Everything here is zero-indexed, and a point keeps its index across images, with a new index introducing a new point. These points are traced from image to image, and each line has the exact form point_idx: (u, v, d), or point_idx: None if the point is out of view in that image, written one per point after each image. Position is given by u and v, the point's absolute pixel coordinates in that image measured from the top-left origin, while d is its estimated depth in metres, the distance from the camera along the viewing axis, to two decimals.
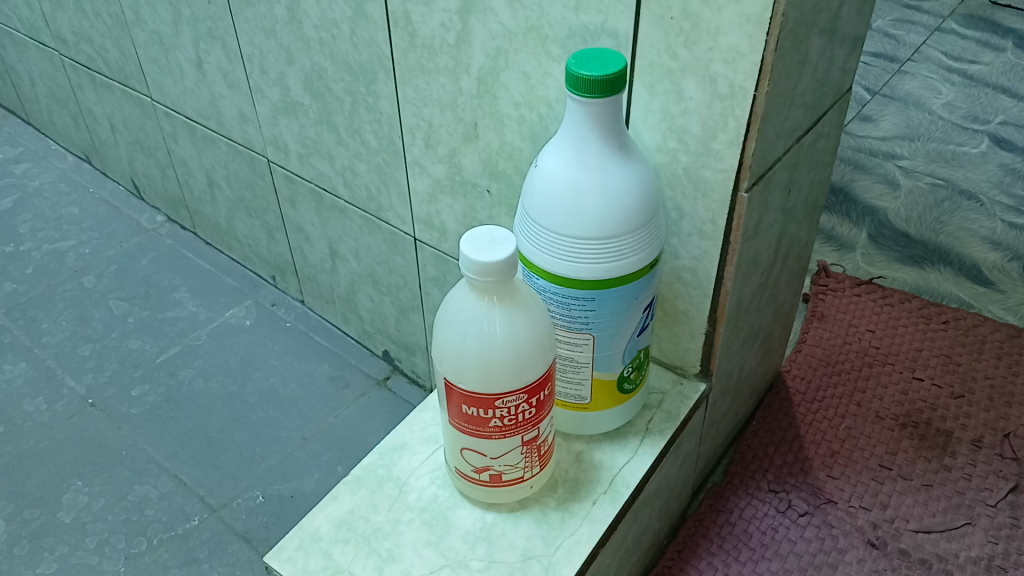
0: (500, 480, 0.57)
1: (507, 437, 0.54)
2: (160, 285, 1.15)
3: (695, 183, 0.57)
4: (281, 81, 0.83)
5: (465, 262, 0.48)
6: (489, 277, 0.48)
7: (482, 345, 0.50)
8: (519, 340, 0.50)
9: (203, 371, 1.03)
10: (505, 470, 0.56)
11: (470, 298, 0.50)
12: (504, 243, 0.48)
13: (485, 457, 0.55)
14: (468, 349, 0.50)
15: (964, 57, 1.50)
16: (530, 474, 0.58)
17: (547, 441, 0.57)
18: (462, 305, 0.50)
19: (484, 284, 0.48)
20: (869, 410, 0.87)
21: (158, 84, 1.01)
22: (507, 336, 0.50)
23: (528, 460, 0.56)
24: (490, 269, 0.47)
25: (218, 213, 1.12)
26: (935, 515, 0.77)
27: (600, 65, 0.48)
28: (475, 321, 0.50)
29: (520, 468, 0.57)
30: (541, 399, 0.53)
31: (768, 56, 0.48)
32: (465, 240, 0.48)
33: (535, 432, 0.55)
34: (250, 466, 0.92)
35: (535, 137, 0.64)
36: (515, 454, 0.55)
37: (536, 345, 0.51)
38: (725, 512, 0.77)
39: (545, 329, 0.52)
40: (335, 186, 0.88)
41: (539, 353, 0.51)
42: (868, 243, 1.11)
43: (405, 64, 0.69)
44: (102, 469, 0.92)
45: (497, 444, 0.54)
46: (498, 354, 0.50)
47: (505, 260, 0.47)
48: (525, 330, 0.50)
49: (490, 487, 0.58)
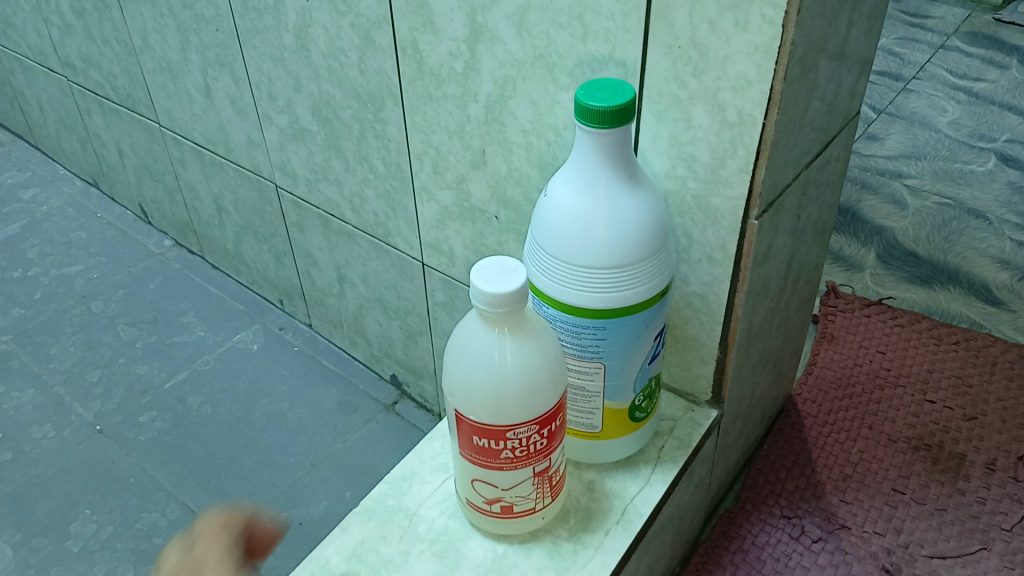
0: (510, 512, 0.57)
1: (519, 467, 0.53)
2: (168, 310, 1.15)
3: (705, 211, 0.57)
4: (289, 108, 0.83)
5: (474, 292, 0.48)
6: (499, 307, 0.47)
7: (493, 378, 0.50)
8: (532, 372, 0.50)
9: (211, 396, 1.03)
10: (516, 501, 0.56)
11: (481, 330, 0.50)
12: (515, 272, 0.48)
13: (496, 488, 0.55)
14: (479, 382, 0.50)
15: (969, 75, 1.50)
16: (542, 505, 0.57)
17: (558, 472, 0.57)
18: (471, 336, 0.50)
19: (494, 314, 0.48)
20: (881, 434, 0.86)
21: (166, 110, 1.02)
22: (520, 369, 0.50)
23: (540, 492, 0.56)
24: (501, 300, 0.47)
25: (225, 238, 1.12)
26: (950, 540, 0.77)
27: (608, 96, 0.48)
28: (485, 354, 0.50)
29: (530, 500, 0.56)
30: (554, 428, 0.53)
31: (777, 85, 0.48)
32: (474, 271, 0.48)
33: (546, 462, 0.55)
34: (258, 493, 0.92)
35: (544, 164, 0.64)
36: (527, 486, 0.55)
37: (548, 377, 0.51)
38: (737, 538, 0.77)
39: (556, 361, 0.52)
40: (343, 211, 0.88)
41: (550, 385, 0.51)
42: (877, 263, 1.10)
43: (413, 91, 0.69)
44: (111, 496, 0.92)
45: (508, 475, 0.54)
46: (510, 386, 0.50)
47: (517, 290, 0.47)
48: (537, 362, 0.50)
49: (500, 519, 0.57)
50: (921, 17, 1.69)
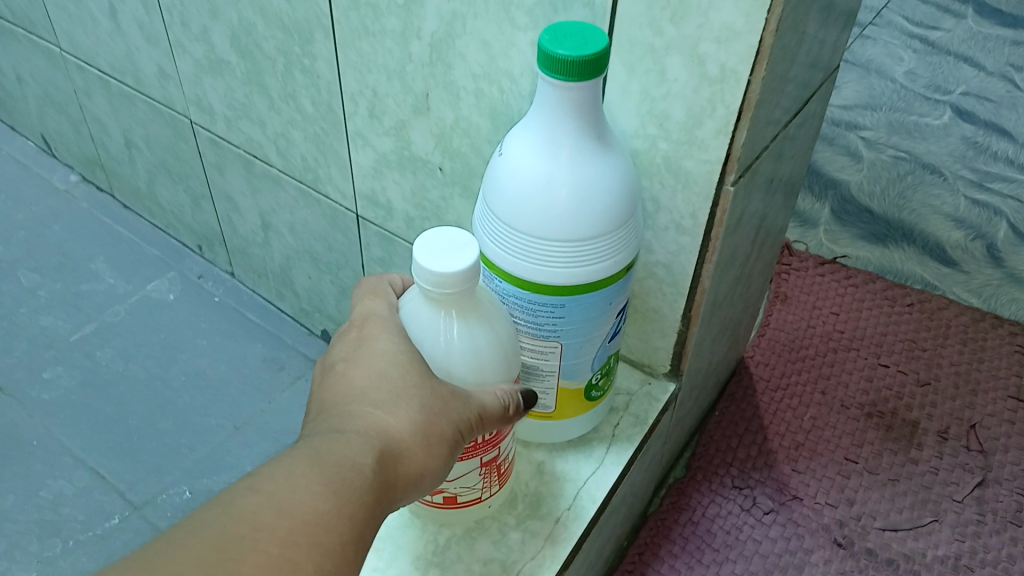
0: (454, 502, 0.52)
1: (466, 457, 0.48)
2: (74, 254, 1.05)
3: (675, 174, 0.51)
4: (206, 37, 0.74)
5: (419, 269, 0.42)
6: (449, 288, 0.41)
7: (439, 362, 0.44)
8: (483, 358, 0.44)
9: (123, 351, 0.95)
10: (460, 492, 0.51)
11: (426, 307, 0.44)
12: (466, 247, 0.42)
13: (439, 479, 0.50)
14: (423, 366, 0.44)
15: (925, 23, 1.46)
16: (487, 494, 0.53)
17: (507, 459, 0.52)
18: (415, 317, 0.44)
19: (441, 295, 0.42)
20: (834, 399, 0.84)
21: (67, 33, 0.91)
22: (470, 354, 0.44)
23: (487, 481, 0.51)
24: (449, 280, 0.41)
25: (138, 176, 1.02)
26: (902, 511, 0.75)
27: (578, 44, 0.42)
28: (431, 336, 0.44)
29: (475, 490, 0.51)
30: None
31: (767, 38, 0.43)
32: (419, 242, 0.42)
33: (495, 450, 0.50)
34: (177, 458, 0.85)
35: (494, 113, 0.57)
36: (472, 476, 0.50)
37: (500, 362, 0.45)
38: (687, 510, 0.74)
39: (511, 343, 0.46)
40: (268, 154, 0.80)
41: (503, 370, 0.46)
42: (832, 219, 1.07)
43: (346, 24, 0.61)
44: (11, 462, 0.84)
45: (453, 466, 0.48)
46: (459, 372, 0.44)
47: (468, 270, 0.41)
48: (489, 347, 0.45)
49: (441, 508, 0.52)
50: None
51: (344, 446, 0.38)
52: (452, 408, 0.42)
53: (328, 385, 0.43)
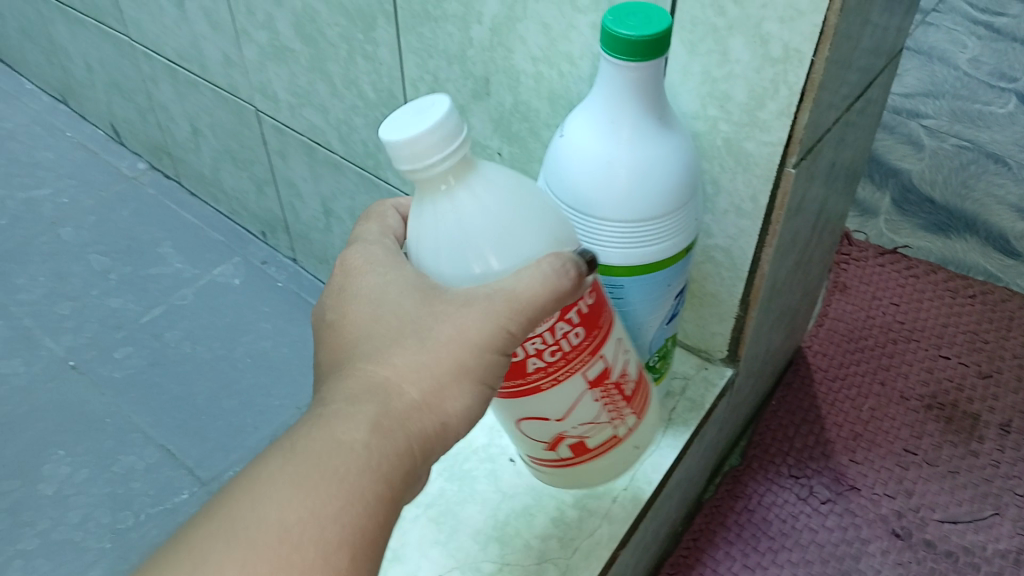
0: (581, 442, 0.48)
1: (567, 385, 0.43)
2: (143, 239, 1.08)
3: (736, 156, 0.51)
4: (270, 24, 0.75)
5: (390, 152, 0.36)
6: (429, 158, 0.35)
7: (471, 262, 0.38)
8: (515, 232, 0.38)
9: (189, 333, 0.97)
10: (585, 427, 0.46)
11: (427, 204, 0.38)
12: (437, 105, 0.36)
13: (558, 420, 0.45)
14: (456, 275, 0.38)
15: (991, 8, 1.42)
16: (616, 420, 0.48)
17: (623, 374, 0.46)
18: (425, 220, 0.38)
19: (430, 172, 0.36)
20: (894, 390, 0.82)
21: (136, 22, 0.93)
22: (499, 235, 0.37)
23: (606, 403, 0.46)
24: (424, 146, 0.35)
25: (203, 163, 1.05)
26: (962, 504, 0.73)
27: (641, 23, 0.42)
28: (449, 234, 0.38)
29: (595, 420, 0.46)
30: (589, 306, 0.41)
31: (831, 16, 0.42)
32: (382, 125, 0.36)
33: (601, 361, 0.44)
34: (240, 437, 0.88)
35: (555, 97, 0.58)
36: (589, 400, 0.45)
37: (541, 229, 0.38)
38: (743, 498, 0.73)
39: (546, 208, 0.39)
40: (330, 140, 0.81)
41: (549, 237, 0.39)
42: (892, 209, 1.05)
43: (408, 10, 0.62)
44: (84, 437, 0.87)
45: (563, 399, 0.44)
46: (494, 264, 0.38)
47: (440, 128, 0.35)
48: (518, 217, 0.38)
49: (576, 455, 0.49)
50: None
51: (331, 418, 0.37)
52: (458, 329, 0.38)
53: (329, 344, 0.41)
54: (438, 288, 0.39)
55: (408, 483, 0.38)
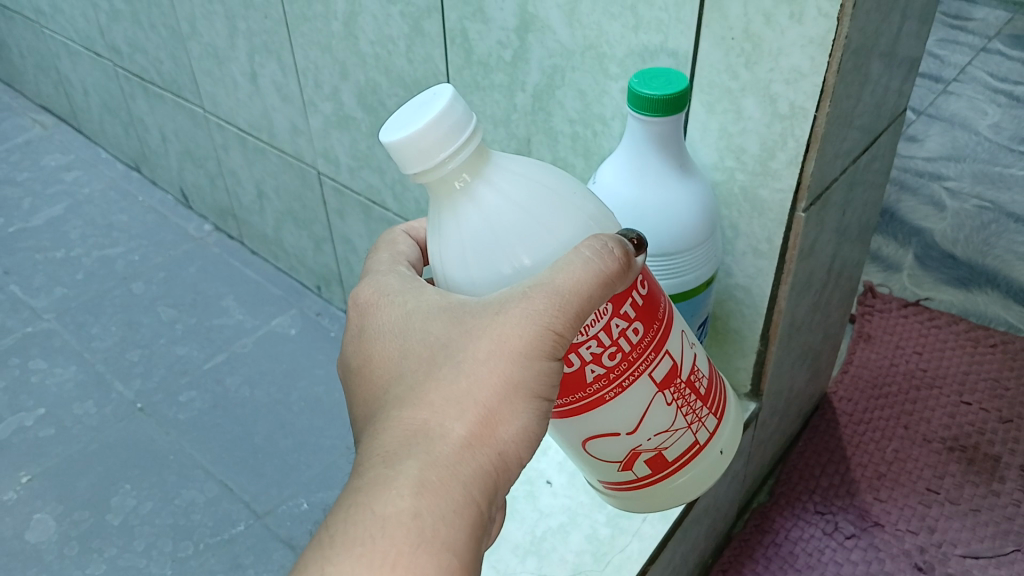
0: (659, 455, 0.47)
1: (631, 387, 0.43)
2: (207, 293, 1.17)
3: (752, 203, 0.57)
4: (335, 96, 0.84)
5: (402, 161, 0.39)
6: (437, 154, 0.39)
7: (496, 254, 0.40)
8: (536, 213, 0.40)
9: (248, 379, 1.04)
10: (657, 439, 0.46)
11: (444, 205, 0.41)
12: (435, 101, 0.40)
13: (626, 435, 0.45)
14: (485, 270, 0.41)
15: (1010, 78, 1.48)
16: (695, 424, 0.47)
17: (692, 372, 0.46)
18: (448, 227, 0.41)
19: (443, 169, 0.39)
20: (917, 433, 0.86)
21: (211, 96, 1.03)
22: (520, 220, 0.40)
23: (678, 405, 0.45)
24: (430, 141, 0.38)
25: (265, 223, 1.14)
26: (984, 541, 0.76)
27: (662, 85, 0.49)
28: (471, 230, 0.40)
29: (671, 427, 0.46)
30: (643, 299, 0.42)
31: (830, 78, 0.49)
32: (383, 133, 0.40)
33: (667, 359, 0.44)
34: (295, 474, 0.93)
35: (589, 153, 0.65)
36: (658, 404, 0.44)
37: (564, 208, 0.41)
38: (770, 532, 0.77)
39: (565, 188, 0.42)
40: (385, 199, 0.89)
41: (574, 215, 0.41)
42: (915, 265, 1.10)
43: (460, 80, 0.70)
44: (150, 472, 0.93)
45: (630, 405, 0.44)
46: (523, 251, 0.40)
47: (442, 119, 0.38)
48: (536, 198, 0.40)
49: (657, 472, 0.48)
50: (962, 20, 1.68)
51: (381, 478, 0.38)
52: (497, 348, 0.39)
53: (366, 394, 0.43)
54: (467, 309, 0.40)
55: (483, 514, 0.39)
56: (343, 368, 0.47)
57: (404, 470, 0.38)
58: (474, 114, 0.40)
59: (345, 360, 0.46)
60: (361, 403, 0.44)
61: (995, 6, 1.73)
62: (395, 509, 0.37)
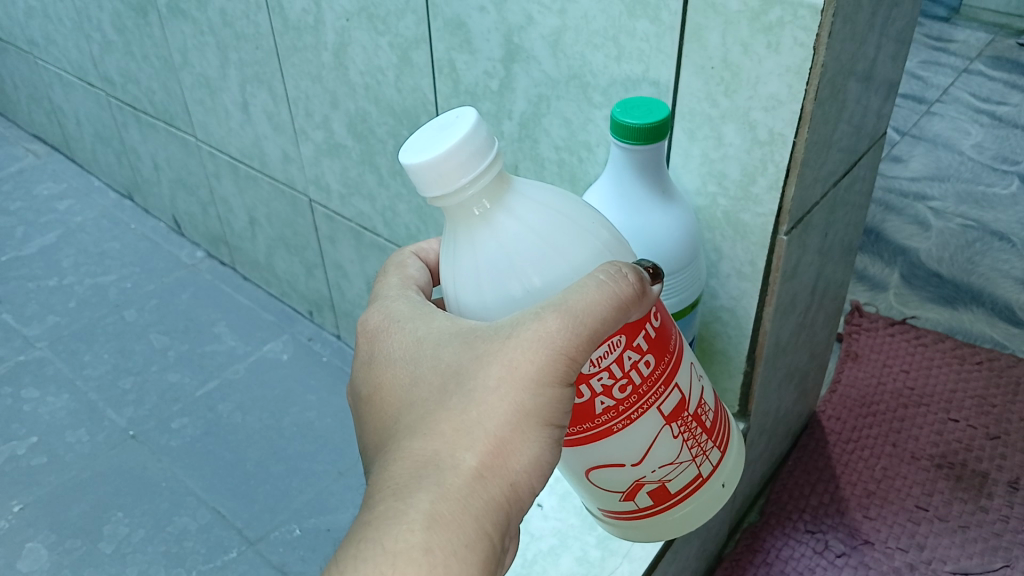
0: (663, 488, 0.46)
1: (638, 420, 0.42)
2: (200, 319, 1.17)
3: (735, 227, 0.58)
4: (326, 124, 0.85)
5: (421, 182, 0.39)
6: (456, 178, 0.39)
7: (509, 276, 0.40)
8: (552, 240, 0.40)
9: (241, 405, 1.05)
10: (660, 472, 0.45)
11: (460, 227, 0.41)
12: (457, 125, 0.40)
13: (630, 468, 0.44)
14: (497, 293, 0.41)
15: (992, 98, 1.51)
16: (700, 457, 0.46)
17: (699, 406, 0.45)
18: (463, 250, 0.41)
19: (462, 191, 0.39)
20: (904, 451, 0.87)
21: (203, 124, 1.05)
22: (535, 244, 0.40)
23: (685, 439, 0.45)
24: (450, 165, 0.38)
25: (258, 249, 1.14)
26: (972, 557, 0.77)
27: (643, 114, 0.50)
28: (486, 254, 0.41)
29: (676, 459, 0.45)
30: (655, 332, 0.42)
31: (807, 105, 0.50)
32: (404, 154, 0.40)
33: (675, 392, 0.43)
34: (287, 499, 0.94)
35: (575, 179, 0.66)
36: (664, 438, 0.44)
37: (577, 233, 0.41)
38: (761, 552, 0.78)
39: (582, 215, 0.42)
40: (375, 225, 0.90)
41: (589, 242, 0.41)
42: (901, 284, 1.12)
43: (448, 108, 0.71)
44: (142, 500, 0.93)
45: (636, 439, 0.43)
46: (535, 278, 0.40)
47: (465, 144, 0.39)
48: (552, 224, 0.41)
49: (660, 504, 0.47)
50: (943, 42, 1.71)
51: (390, 512, 0.37)
52: (508, 374, 0.39)
53: (377, 423, 0.44)
54: (478, 334, 0.40)
55: (494, 547, 0.39)
56: (353, 397, 0.47)
57: (414, 504, 0.38)
58: (494, 141, 0.40)
59: (355, 388, 0.46)
60: (372, 432, 0.44)
61: (976, 29, 1.76)
62: (405, 545, 0.37)
